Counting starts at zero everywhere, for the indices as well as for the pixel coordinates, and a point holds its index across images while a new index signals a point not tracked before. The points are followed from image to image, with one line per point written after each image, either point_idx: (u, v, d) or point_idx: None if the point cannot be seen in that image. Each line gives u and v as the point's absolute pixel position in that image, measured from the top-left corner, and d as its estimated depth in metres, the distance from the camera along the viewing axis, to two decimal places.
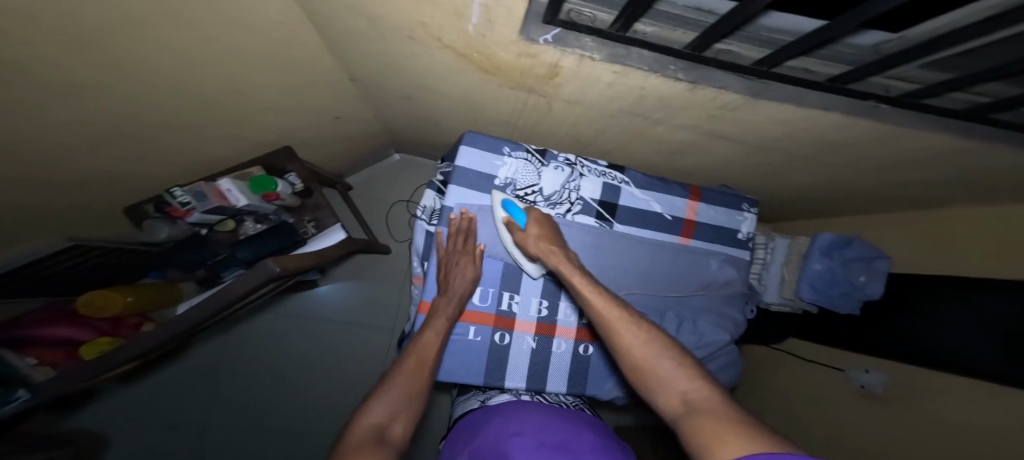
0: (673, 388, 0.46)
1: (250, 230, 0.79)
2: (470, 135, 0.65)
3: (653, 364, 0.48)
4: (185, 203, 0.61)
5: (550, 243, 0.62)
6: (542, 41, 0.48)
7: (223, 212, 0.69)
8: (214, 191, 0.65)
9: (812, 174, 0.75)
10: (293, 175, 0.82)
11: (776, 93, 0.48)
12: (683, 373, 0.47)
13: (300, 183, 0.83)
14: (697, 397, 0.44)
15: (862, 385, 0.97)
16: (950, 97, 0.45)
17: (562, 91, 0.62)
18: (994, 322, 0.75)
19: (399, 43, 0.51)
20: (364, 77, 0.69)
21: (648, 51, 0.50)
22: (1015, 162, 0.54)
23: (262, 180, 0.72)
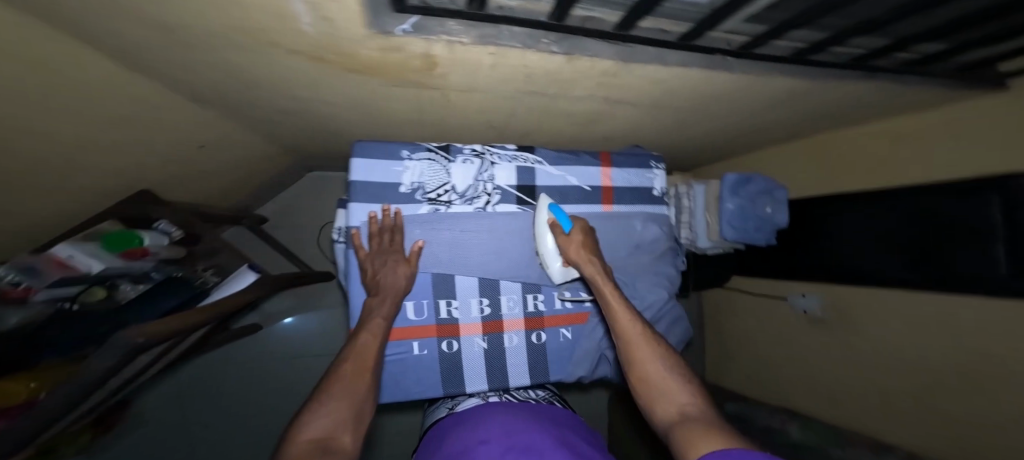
0: (673, 400, 0.51)
1: (131, 293, 0.64)
2: (359, 144, 0.59)
3: (661, 380, 0.52)
4: (15, 281, 0.49)
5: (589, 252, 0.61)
6: (400, 32, 0.41)
7: (77, 284, 0.57)
8: (49, 261, 0.54)
9: (710, 122, 0.80)
10: (164, 222, 0.75)
11: (642, 55, 0.52)
12: (683, 391, 0.51)
13: (176, 230, 0.77)
14: (694, 411, 0.49)
15: (806, 311, 1.08)
16: (778, 46, 0.47)
17: (450, 81, 0.57)
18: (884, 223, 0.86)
19: (236, 57, 0.43)
20: (227, 98, 0.60)
21: (517, 26, 0.47)
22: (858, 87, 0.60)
23: (119, 235, 0.65)
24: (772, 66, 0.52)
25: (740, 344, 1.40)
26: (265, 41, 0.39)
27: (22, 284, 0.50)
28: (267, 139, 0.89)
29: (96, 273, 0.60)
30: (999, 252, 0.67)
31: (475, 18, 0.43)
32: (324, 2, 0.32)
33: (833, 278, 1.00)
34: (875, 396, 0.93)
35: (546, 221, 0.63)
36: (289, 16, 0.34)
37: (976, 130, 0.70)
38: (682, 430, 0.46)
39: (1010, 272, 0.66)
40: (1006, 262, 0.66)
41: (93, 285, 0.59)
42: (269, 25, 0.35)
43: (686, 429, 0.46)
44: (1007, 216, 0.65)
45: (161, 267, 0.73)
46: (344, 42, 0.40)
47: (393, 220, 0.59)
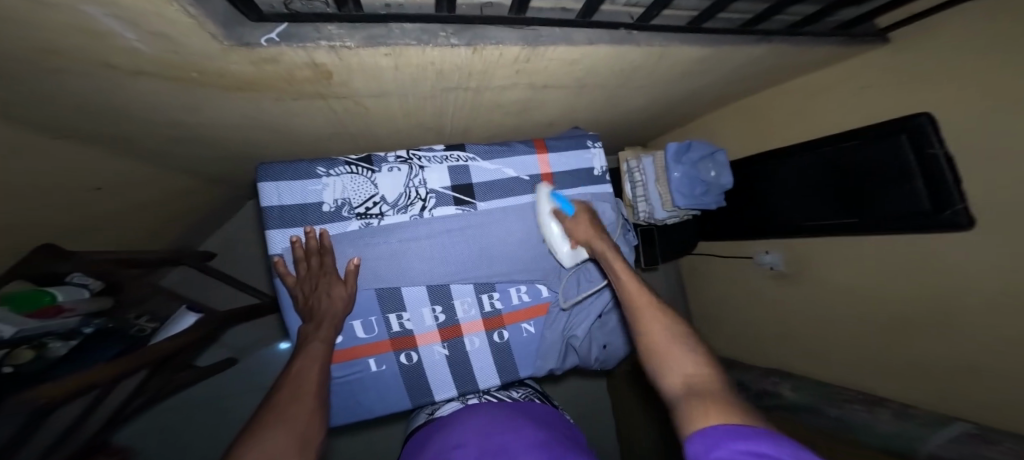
0: (677, 370, 0.46)
1: (64, 349, 0.58)
2: (267, 167, 0.54)
3: (666, 347, 0.48)
4: None
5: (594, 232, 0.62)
6: (267, 42, 0.36)
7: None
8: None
9: (640, 93, 0.80)
10: (79, 275, 0.68)
11: (549, 37, 0.52)
12: (692, 362, 0.46)
13: (93, 280, 0.71)
14: (697, 381, 0.43)
15: (772, 268, 1.11)
16: (668, 16, 0.56)
17: (355, 88, 0.53)
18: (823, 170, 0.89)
19: (83, 86, 0.39)
20: (102, 129, 0.53)
21: (408, 23, 0.44)
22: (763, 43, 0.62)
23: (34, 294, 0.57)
24: (672, 37, 0.57)
25: (715, 303, 1.45)
26: (109, 65, 0.35)
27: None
28: (181, 168, 0.82)
29: (15, 335, 0.53)
30: (922, 189, 0.70)
31: (355, 20, 0.40)
32: (137, 17, 0.28)
33: (782, 230, 1.05)
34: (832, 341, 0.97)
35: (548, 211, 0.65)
36: (107, 33, 0.29)
37: (891, 74, 0.73)
38: (684, 399, 0.42)
39: (933, 206, 0.69)
40: (931, 196, 0.69)
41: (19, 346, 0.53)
42: (81, 44, 0.30)
43: (689, 398, 0.41)
44: (931, 151, 0.68)
45: (86, 322, 0.68)
46: (201, 58, 0.36)
47: (319, 241, 0.55)
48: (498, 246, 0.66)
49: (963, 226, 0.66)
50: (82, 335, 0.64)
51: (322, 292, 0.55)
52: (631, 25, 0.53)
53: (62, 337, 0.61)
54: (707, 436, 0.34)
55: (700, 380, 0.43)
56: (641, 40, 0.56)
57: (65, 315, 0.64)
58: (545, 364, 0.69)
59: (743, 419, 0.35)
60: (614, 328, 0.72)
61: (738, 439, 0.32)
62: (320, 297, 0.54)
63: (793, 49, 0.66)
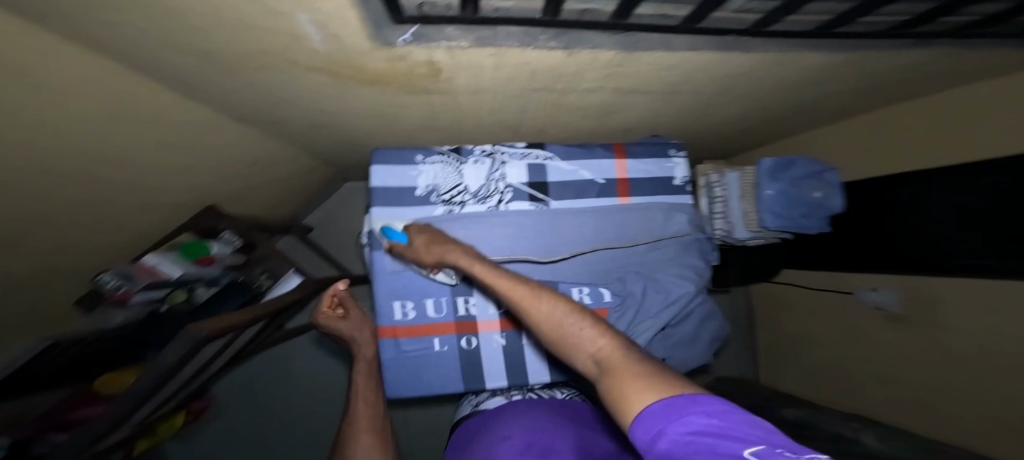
0: (586, 351, 0.45)
1: (205, 295, 0.74)
2: (377, 152, 0.63)
3: (570, 334, 0.47)
4: (118, 286, 0.61)
5: (441, 244, 0.57)
6: (402, 42, 0.43)
7: (167, 286, 0.70)
8: (142, 269, 0.65)
9: (735, 101, 0.74)
10: (228, 232, 0.87)
11: (647, 42, 0.52)
12: (601, 333, 0.46)
13: (237, 239, 0.89)
14: (607, 354, 0.44)
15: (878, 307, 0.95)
16: (791, 22, 0.48)
17: (455, 85, 0.60)
18: (981, 200, 0.72)
19: (264, 79, 0.50)
20: (266, 114, 0.67)
21: (513, 26, 0.48)
22: (909, 50, 0.53)
23: (193, 246, 0.76)
24: (793, 42, 0.51)
25: (798, 342, 1.26)
26: (289, 62, 0.44)
27: (120, 288, 0.62)
28: (304, 152, 0.99)
29: (177, 278, 0.71)
30: None
31: (470, 22, 0.45)
32: (324, 23, 0.35)
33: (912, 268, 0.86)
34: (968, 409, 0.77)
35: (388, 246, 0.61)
36: (298, 36, 0.37)
37: None
38: (608, 385, 0.41)
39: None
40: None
41: (176, 288, 0.70)
42: (278, 46, 0.39)
43: (611, 382, 0.41)
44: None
45: (227, 273, 0.84)
46: (352, 56, 0.43)
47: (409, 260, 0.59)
48: (565, 245, 0.66)
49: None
50: (221, 284, 0.80)
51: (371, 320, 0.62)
52: (742, 32, 0.49)
53: (210, 283, 0.78)
54: (655, 433, 0.33)
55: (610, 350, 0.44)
56: (751, 47, 0.52)
57: (212, 265, 0.81)
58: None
59: (660, 386, 0.37)
60: (679, 345, 0.66)
61: (679, 412, 0.33)
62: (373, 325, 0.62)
63: (953, 52, 0.55)
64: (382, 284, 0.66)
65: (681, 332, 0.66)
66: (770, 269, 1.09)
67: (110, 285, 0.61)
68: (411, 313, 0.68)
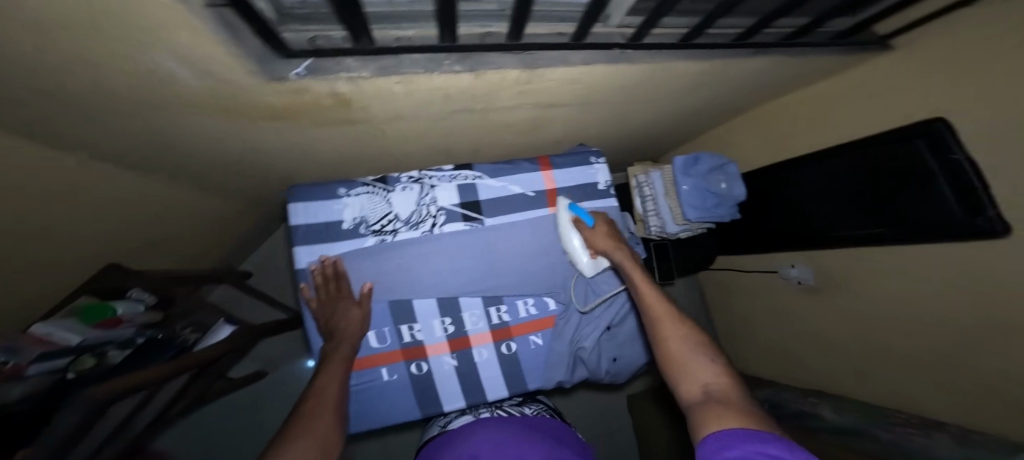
0: (697, 379, 0.47)
1: (118, 357, 0.62)
2: (293, 188, 0.59)
3: (683, 358, 0.49)
4: None
5: (615, 240, 0.62)
6: (295, 76, 0.42)
7: (63, 352, 0.54)
8: (29, 339, 0.52)
9: (643, 108, 0.82)
10: (136, 290, 0.75)
11: (546, 59, 0.56)
12: (709, 373, 0.47)
13: (149, 296, 0.77)
14: (718, 390, 0.45)
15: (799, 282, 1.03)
16: (659, 35, 0.57)
17: (372, 114, 0.59)
18: (844, 179, 0.85)
19: (148, 122, 0.46)
20: (166, 161, 0.62)
21: (414, 54, 0.49)
22: (762, 55, 0.63)
23: (96, 308, 0.64)
24: (668, 53, 0.59)
25: (742, 319, 1.36)
26: (171, 102, 0.42)
27: (10, 362, 0.47)
28: (225, 195, 0.91)
29: (79, 344, 0.58)
30: (951, 196, 0.65)
31: (368, 53, 0.45)
32: (191, 58, 0.34)
33: (809, 242, 0.98)
34: (877, 357, 0.88)
35: (568, 220, 0.66)
36: (166, 72, 0.35)
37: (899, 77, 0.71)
38: (702, 409, 0.43)
39: (963, 211, 0.63)
40: (960, 202, 0.64)
41: (85, 351, 0.57)
42: (147, 85, 0.36)
43: (704, 409, 0.42)
44: (952, 156, 0.64)
45: (143, 332, 0.72)
46: (241, 91, 0.42)
47: (334, 268, 0.59)
48: (507, 257, 0.66)
49: (998, 233, 0.60)
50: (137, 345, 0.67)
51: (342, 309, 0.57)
52: (624, 46, 0.56)
53: (125, 345, 0.65)
54: (729, 444, 0.35)
55: (720, 389, 0.45)
56: (635, 59, 0.59)
57: (122, 326, 0.68)
58: (555, 377, 0.67)
59: (756, 424, 0.38)
60: (626, 342, 0.69)
61: (761, 441, 0.34)
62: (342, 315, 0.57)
63: (795, 58, 0.67)
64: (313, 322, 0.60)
65: (626, 325, 0.69)
66: (703, 258, 1.17)
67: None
68: None
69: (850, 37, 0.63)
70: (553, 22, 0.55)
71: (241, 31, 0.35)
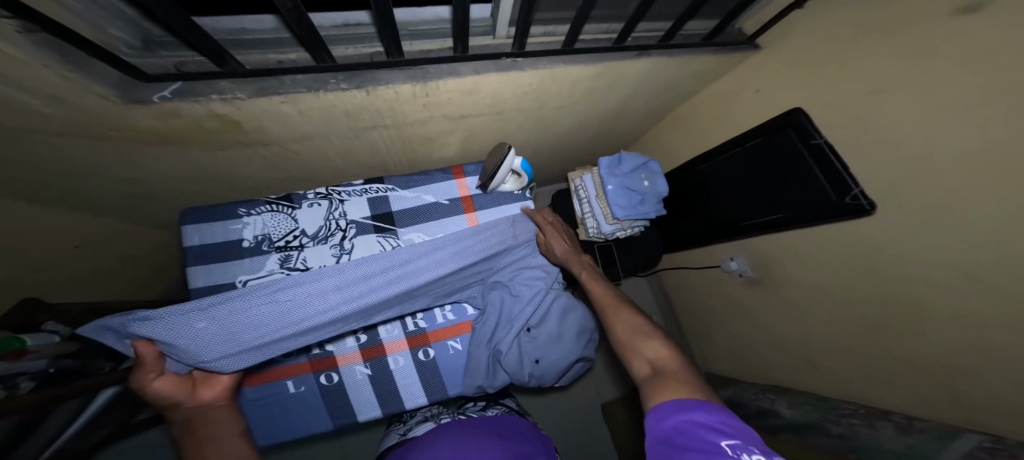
0: (645, 356, 0.53)
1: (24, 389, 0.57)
2: (190, 211, 0.60)
3: (632, 338, 0.56)
4: None
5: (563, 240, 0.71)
6: (159, 98, 0.44)
7: None
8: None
9: (561, 114, 0.85)
10: (52, 323, 0.68)
11: (436, 72, 0.58)
12: (661, 347, 0.53)
13: (65, 328, 0.69)
14: (662, 362, 0.50)
15: (741, 275, 1.04)
16: (537, 43, 0.61)
17: (272, 135, 0.60)
18: (755, 170, 0.88)
19: (25, 154, 0.47)
20: (71, 195, 0.63)
21: (298, 74, 0.51)
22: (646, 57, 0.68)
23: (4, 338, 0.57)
24: (555, 59, 0.63)
25: (701, 318, 1.35)
26: (33, 129, 0.42)
27: None
28: (160, 225, 0.91)
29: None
30: (823, 178, 0.71)
31: (241, 75, 0.47)
32: (33, 84, 0.35)
33: (733, 233, 1.01)
34: (818, 344, 0.87)
35: (517, 176, 0.71)
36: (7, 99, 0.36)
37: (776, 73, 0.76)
38: (651, 381, 0.48)
39: (835, 193, 0.69)
40: (831, 184, 0.70)
41: None
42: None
43: (655, 381, 0.47)
44: (814, 141, 0.71)
45: (57, 362, 0.65)
46: (105, 113, 0.43)
47: (151, 357, 0.47)
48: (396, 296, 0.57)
49: (867, 211, 0.65)
50: (50, 376, 0.62)
51: (165, 396, 0.49)
52: (511, 54, 0.59)
53: (36, 377, 0.60)
54: (664, 413, 0.41)
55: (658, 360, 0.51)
56: (526, 66, 0.63)
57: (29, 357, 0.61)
58: (474, 381, 0.65)
59: (688, 386, 0.45)
60: (547, 344, 0.69)
61: (688, 410, 0.40)
62: (174, 402, 0.49)
63: (678, 59, 0.72)
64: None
65: (546, 325, 0.69)
66: (655, 252, 1.14)
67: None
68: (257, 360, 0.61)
69: (716, 37, 0.69)
70: (441, 38, 0.57)
71: (74, 55, 0.37)
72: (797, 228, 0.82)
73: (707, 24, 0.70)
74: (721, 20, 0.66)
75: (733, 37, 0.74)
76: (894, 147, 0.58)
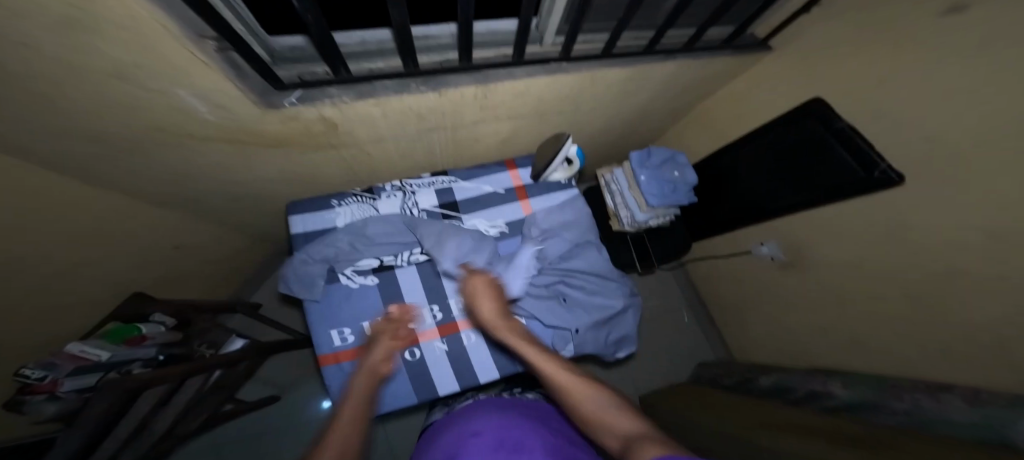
0: (618, 432, 0.42)
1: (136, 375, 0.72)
2: (295, 204, 0.73)
3: (601, 411, 0.45)
4: (41, 377, 0.58)
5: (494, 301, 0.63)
6: (288, 103, 0.53)
7: (99, 371, 0.65)
8: (66, 356, 0.62)
9: (594, 113, 0.94)
10: (160, 314, 0.80)
11: (495, 76, 0.67)
12: (629, 419, 0.43)
13: (171, 318, 0.82)
14: (637, 433, 0.40)
15: (773, 258, 1.07)
16: (583, 49, 0.71)
17: (355, 136, 0.69)
18: (768, 156, 0.97)
19: (167, 155, 0.57)
20: (180, 195, 0.72)
21: (386, 80, 0.60)
22: (671, 60, 0.77)
23: (122, 328, 0.72)
24: (596, 62, 0.72)
25: (736, 309, 1.35)
26: (180, 132, 0.52)
27: (48, 378, 0.59)
28: (232, 228, 1.00)
29: (108, 360, 0.67)
30: (846, 156, 0.75)
31: (347, 82, 0.56)
32: (211, 96, 0.46)
33: (762, 216, 1.05)
34: (857, 319, 0.88)
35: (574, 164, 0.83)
36: (187, 107, 0.47)
37: (789, 70, 0.85)
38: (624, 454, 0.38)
39: (863, 170, 0.73)
40: (858, 162, 0.74)
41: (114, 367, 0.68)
42: (172, 120, 0.49)
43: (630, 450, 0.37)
44: (836, 125, 0.76)
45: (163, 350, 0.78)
46: (245, 119, 0.53)
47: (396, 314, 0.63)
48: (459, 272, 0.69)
49: (895, 183, 0.68)
50: (158, 362, 0.75)
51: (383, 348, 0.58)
52: (558, 58, 0.68)
53: (147, 362, 0.73)
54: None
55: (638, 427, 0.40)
56: (570, 69, 0.71)
57: (147, 345, 0.76)
58: (542, 353, 0.73)
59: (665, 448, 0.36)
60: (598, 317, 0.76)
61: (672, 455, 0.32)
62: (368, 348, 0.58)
63: (699, 62, 0.81)
64: (318, 312, 0.67)
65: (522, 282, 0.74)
66: (684, 239, 1.18)
67: (33, 377, 0.58)
68: (351, 337, 0.68)
69: (732, 42, 0.79)
70: (499, 46, 0.66)
71: (247, 74, 0.47)
72: (822, 206, 0.87)
73: (721, 29, 0.80)
74: (738, 26, 0.75)
75: (748, 41, 0.84)
76: (898, 126, 0.65)
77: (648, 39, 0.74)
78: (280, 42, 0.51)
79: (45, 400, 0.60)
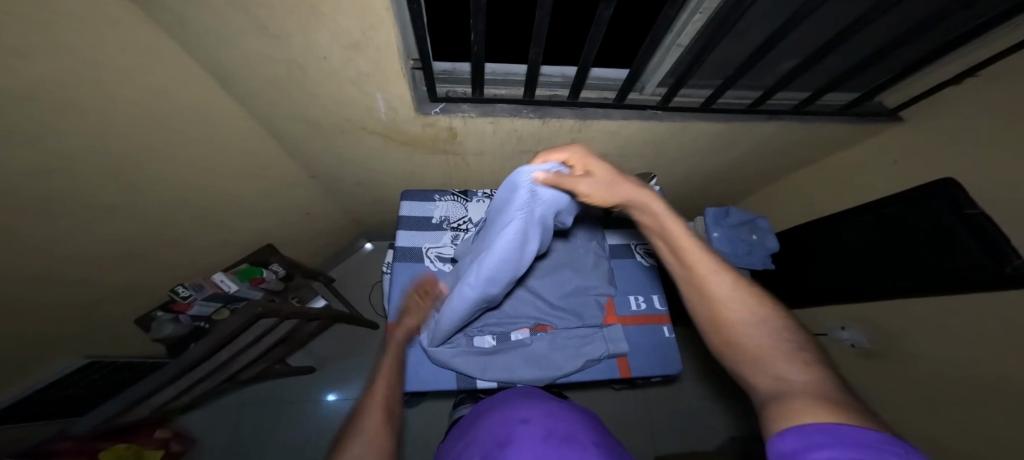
0: (767, 368, 0.38)
1: None
2: (407, 193, 0.88)
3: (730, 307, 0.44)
4: (185, 295, 0.75)
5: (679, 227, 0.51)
6: (433, 112, 0.68)
7: (217, 301, 0.82)
8: (209, 283, 0.81)
9: (674, 163, 0.99)
10: (276, 264, 0.98)
11: (596, 113, 0.76)
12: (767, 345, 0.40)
13: (282, 271, 1.00)
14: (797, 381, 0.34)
15: (855, 345, 0.96)
16: (683, 101, 0.78)
17: (466, 147, 0.83)
18: (870, 233, 0.90)
19: (338, 139, 0.75)
20: (325, 171, 0.91)
21: (505, 104, 0.72)
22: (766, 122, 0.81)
23: (249, 269, 0.91)
24: (691, 115, 0.79)
25: None
26: (354, 122, 0.68)
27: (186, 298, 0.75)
28: (343, 210, 1.20)
29: (232, 294, 0.84)
30: (971, 244, 0.69)
31: (479, 101, 0.69)
32: (390, 99, 0.62)
33: (853, 297, 0.95)
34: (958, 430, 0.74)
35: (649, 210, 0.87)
36: (369, 105, 0.63)
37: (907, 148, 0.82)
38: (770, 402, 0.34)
39: (992, 260, 0.65)
40: (984, 251, 0.67)
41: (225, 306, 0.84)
42: (352, 112, 0.65)
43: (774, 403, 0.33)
44: (967, 211, 0.70)
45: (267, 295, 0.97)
46: (399, 119, 0.68)
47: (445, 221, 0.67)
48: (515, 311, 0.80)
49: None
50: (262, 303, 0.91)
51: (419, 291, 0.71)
52: (655, 107, 0.76)
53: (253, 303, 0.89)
54: (786, 437, 0.28)
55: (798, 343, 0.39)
56: (663, 117, 0.78)
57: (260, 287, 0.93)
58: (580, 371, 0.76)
59: (867, 422, 0.27)
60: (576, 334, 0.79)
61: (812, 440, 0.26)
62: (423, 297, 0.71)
63: (809, 125, 0.84)
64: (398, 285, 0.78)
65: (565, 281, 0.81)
66: None
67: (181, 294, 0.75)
68: None
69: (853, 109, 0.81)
70: (604, 90, 0.76)
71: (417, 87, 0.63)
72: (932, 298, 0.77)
73: (835, 96, 0.82)
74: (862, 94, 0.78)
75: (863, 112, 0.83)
76: None
77: (752, 98, 0.79)
78: (441, 66, 0.66)
79: (170, 318, 0.75)
